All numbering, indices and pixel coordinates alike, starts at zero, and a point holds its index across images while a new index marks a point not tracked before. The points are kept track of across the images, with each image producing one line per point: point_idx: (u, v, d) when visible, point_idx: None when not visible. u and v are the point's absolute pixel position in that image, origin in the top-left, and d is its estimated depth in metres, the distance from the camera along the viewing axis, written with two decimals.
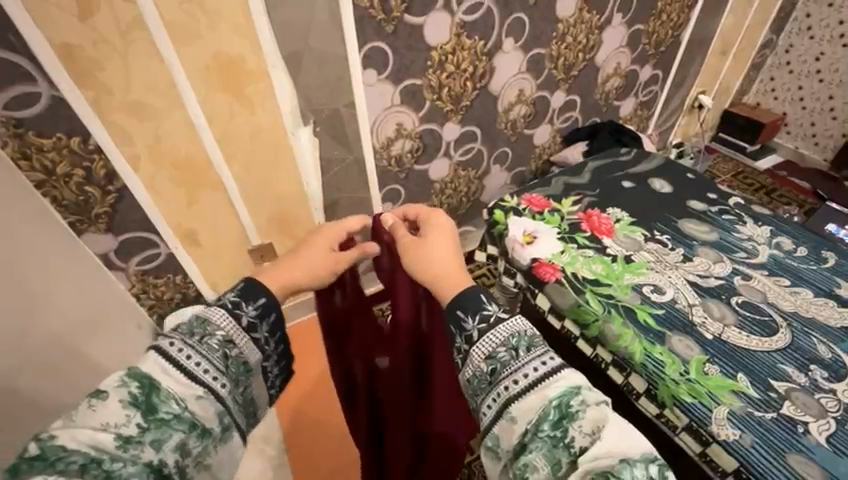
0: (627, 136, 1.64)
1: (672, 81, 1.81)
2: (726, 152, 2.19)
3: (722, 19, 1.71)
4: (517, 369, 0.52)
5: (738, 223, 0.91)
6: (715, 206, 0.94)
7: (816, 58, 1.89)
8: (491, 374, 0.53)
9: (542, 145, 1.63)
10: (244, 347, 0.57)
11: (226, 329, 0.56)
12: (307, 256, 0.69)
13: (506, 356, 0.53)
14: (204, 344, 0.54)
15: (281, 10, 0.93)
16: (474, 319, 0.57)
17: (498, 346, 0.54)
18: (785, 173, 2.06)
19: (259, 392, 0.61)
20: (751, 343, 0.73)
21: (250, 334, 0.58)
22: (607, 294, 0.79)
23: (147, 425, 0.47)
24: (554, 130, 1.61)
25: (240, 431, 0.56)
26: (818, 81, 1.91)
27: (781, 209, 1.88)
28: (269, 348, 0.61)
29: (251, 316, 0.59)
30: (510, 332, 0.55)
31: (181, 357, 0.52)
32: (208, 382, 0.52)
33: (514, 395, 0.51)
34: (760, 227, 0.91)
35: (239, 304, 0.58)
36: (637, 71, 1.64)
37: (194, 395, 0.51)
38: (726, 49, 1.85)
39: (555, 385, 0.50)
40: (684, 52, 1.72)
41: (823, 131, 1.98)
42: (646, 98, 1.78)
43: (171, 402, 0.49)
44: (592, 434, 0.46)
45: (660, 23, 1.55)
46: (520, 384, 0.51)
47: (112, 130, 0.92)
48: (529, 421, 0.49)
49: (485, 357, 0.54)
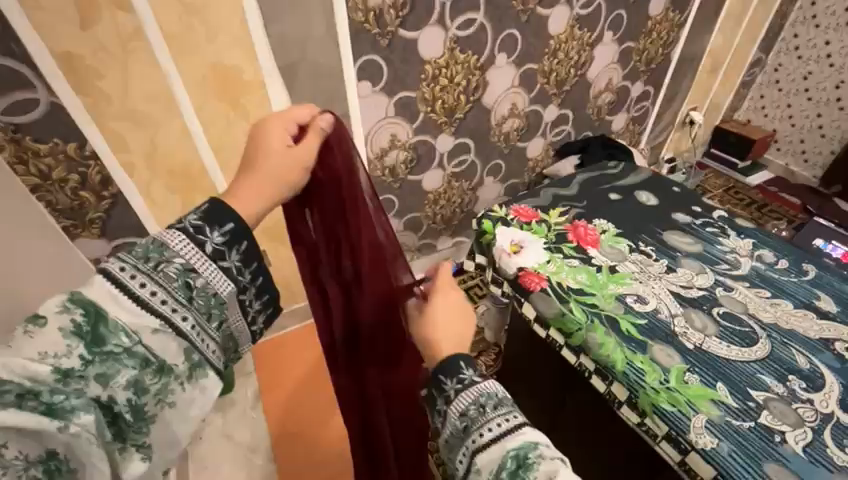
0: (620, 151, 1.67)
1: (664, 97, 1.84)
2: (715, 167, 2.23)
3: (711, 37, 1.75)
4: (482, 427, 0.53)
5: (721, 236, 0.93)
6: (699, 219, 0.96)
7: (804, 77, 1.94)
8: (461, 430, 0.55)
9: (535, 158, 1.65)
10: (211, 277, 0.52)
11: (186, 256, 0.51)
12: (270, 156, 0.60)
13: (474, 413, 0.54)
14: (160, 272, 0.50)
15: (278, 22, 0.96)
16: (452, 380, 0.57)
17: (469, 404, 0.55)
18: (775, 189, 2.09)
19: (238, 326, 0.56)
20: (731, 353, 0.74)
21: (217, 263, 0.53)
22: (590, 304, 0.79)
23: (91, 357, 0.44)
24: (547, 143, 1.64)
25: (217, 370, 0.52)
26: (807, 99, 1.96)
27: (769, 224, 1.91)
28: (243, 279, 0.55)
29: (217, 243, 0.53)
30: (482, 391, 0.56)
31: (134, 285, 0.48)
32: (167, 313, 0.49)
33: (480, 449, 0.52)
34: (743, 240, 0.92)
35: (202, 229, 0.53)
36: (628, 87, 1.67)
37: (149, 329, 0.48)
38: (716, 67, 1.89)
39: (516, 439, 0.51)
40: (675, 69, 1.76)
41: (813, 148, 2.02)
42: (638, 113, 1.81)
43: (121, 334, 0.46)
44: None
45: (650, 42, 1.58)
46: (483, 440, 0.52)
47: (111, 139, 0.94)
48: (490, 475, 0.50)
49: (458, 415, 0.55)
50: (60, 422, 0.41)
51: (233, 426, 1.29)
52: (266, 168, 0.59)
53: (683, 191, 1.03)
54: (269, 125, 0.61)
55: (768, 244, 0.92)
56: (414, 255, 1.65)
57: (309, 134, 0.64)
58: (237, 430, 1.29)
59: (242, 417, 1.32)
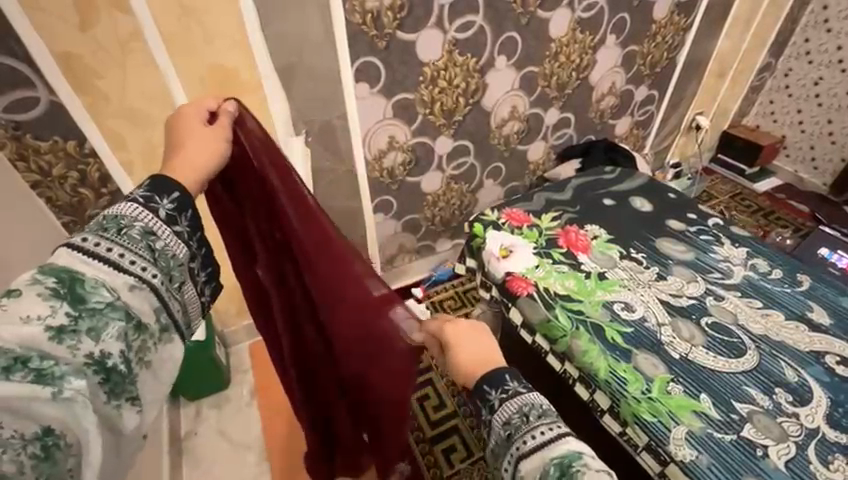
0: (623, 155, 1.65)
1: (669, 101, 1.82)
2: (724, 173, 2.18)
3: (718, 41, 1.73)
4: (526, 433, 0.55)
5: (715, 244, 0.91)
6: (694, 227, 0.94)
7: (815, 82, 1.90)
8: (507, 438, 0.56)
9: (536, 162, 1.64)
10: (168, 240, 0.52)
11: (143, 221, 0.51)
12: (191, 143, 0.59)
13: (518, 421, 0.56)
14: (124, 235, 0.49)
15: (276, 24, 0.96)
16: (496, 390, 0.59)
17: (512, 413, 0.57)
18: (784, 196, 2.05)
19: (190, 298, 0.55)
20: (717, 364, 0.73)
21: (171, 226, 0.53)
22: (577, 310, 0.79)
23: (77, 314, 0.43)
24: (548, 147, 1.63)
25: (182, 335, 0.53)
26: (818, 104, 1.92)
27: (773, 232, 1.88)
28: (195, 246, 0.56)
29: (168, 209, 0.53)
30: (526, 401, 0.57)
31: (99, 250, 0.47)
32: (137, 272, 0.48)
33: (524, 453, 0.53)
34: (737, 248, 0.91)
35: (152, 198, 0.52)
36: (632, 91, 1.66)
37: (126, 285, 0.47)
38: (724, 71, 1.86)
39: (560, 447, 0.52)
40: (680, 73, 1.74)
41: (823, 155, 1.98)
42: (642, 117, 1.79)
43: (100, 291, 0.45)
44: None
45: (655, 46, 1.57)
46: (528, 445, 0.54)
47: (109, 137, 0.96)
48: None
49: (503, 424, 0.57)
50: (53, 388, 0.39)
51: (228, 422, 1.30)
52: (188, 152, 0.58)
53: (679, 198, 1.02)
54: (180, 114, 0.61)
55: (763, 254, 0.90)
56: (412, 257, 1.65)
57: (219, 118, 0.64)
58: (231, 427, 1.30)
59: (237, 413, 1.33)
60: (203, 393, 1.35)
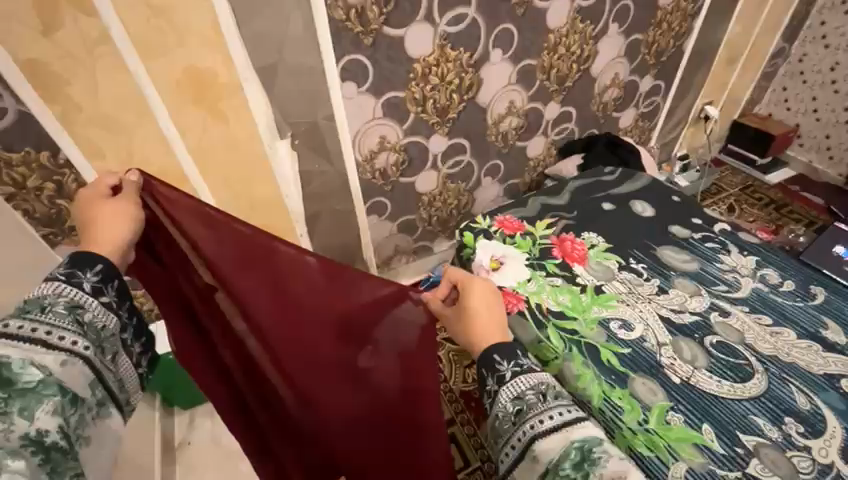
0: (627, 149, 1.58)
1: (676, 91, 1.73)
2: (735, 165, 2.10)
3: (728, 27, 1.64)
4: (542, 412, 0.60)
5: (721, 252, 0.86)
6: (699, 233, 0.89)
7: (831, 68, 1.81)
8: (515, 415, 0.61)
9: (536, 158, 1.58)
10: (96, 311, 0.56)
11: (68, 296, 0.54)
12: (103, 218, 0.62)
13: (533, 399, 0.61)
14: (49, 312, 0.52)
15: (253, 22, 0.91)
16: (508, 362, 0.64)
17: (526, 390, 0.62)
18: (797, 188, 1.97)
19: (126, 371, 0.59)
20: (721, 389, 0.68)
21: (98, 298, 0.57)
22: (570, 330, 0.74)
23: (8, 395, 0.46)
24: (549, 142, 1.56)
25: (119, 407, 0.57)
26: (833, 91, 1.83)
27: (786, 227, 1.80)
28: (124, 315, 0.60)
29: (93, 282, 0.57)
30: (538, 380, 0.63)
31: (24, 332, 0.51)
32: (67, 346, 0.52)
33: (538, 433, 0.58)
34: (745, 257, 0.86)
35: (75, 273, 0.56)
36: (636, 82, 1.58)
37: (58, 361, 0.50)
38: (734, 59, 1.78)
39: (578, 430, 0.57)
40: (688, 62, 1.65)
41: (838, 144, 1.89)
42: (647, 109, 1.71)
43: (30, 369, 0.49)
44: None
45: (661, 33, 1.49)
46: (543, 425, 0.59)
47: (84, 145, 0.92)
48: (549, 461, 0.56)
49: (512, 399, 0.62)
50: None
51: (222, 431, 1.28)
52: (106, 225, 0.62)
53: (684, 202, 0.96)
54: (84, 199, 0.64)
55: (775, 264, 0.85)
56: (409, 258, 1.61)
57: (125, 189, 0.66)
58: (225, 435, 1.28)
59: None
60: (197, 401, 1.33)
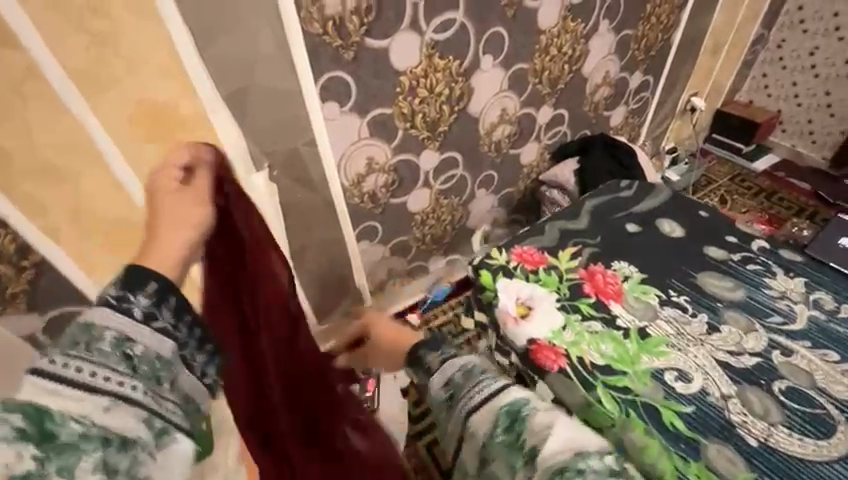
0: (623, 150, 1.53)
1: (664, 85, 1.69)
2: (722, 154, 2.05)
3: (713, 17, 1.60)
4: (468, 393, 0.71)
5: (767, 276, 0.88)
6: (738, 254, 0.92)
7: (810, 53, 1.81)
8: (451, 397, 0.72)
9: (530, 164, 1.50)
10: (149, 341, 0.44)
11: (116, 326, 0.43)
12: (163, 209, 0.53)
13: (458, 380, 0.72)
14: (93, 351, 0.41)
15: (217, 42, 0.79)
16: (435, 354, 0.77)
17: (453, 372, 0.73)
18: (783, 173, 1.96)
19: (194, 388, 0.46)
20: (804, 450, 0.69)
21: (151, 324, 0.45)
22: (622, 389, 0.76)
23: (45, 454, 0.36)
24: (542, 147, 1.48)
25: (187, 433, 0.44)
26: (814, 76, 1.84)
27: (785, 218, 1.79)
28: (182, 335, 0.47)
29: (146, 306, 0.45)
30: (465, 363, 0.74)
31: (67, 372, 0.40)
32: (114, 388, 0.41)
33: (471, 412, 0.70)
34: (793, 279, 0.88)
35: (126, 295, 0.44)
36: (626, 79, 1.52)
37: (100, 407, 0.39)
38: (718, 48, 1.74)
39: (505, 397, 0.69)
40: (675, 55, 1.61)
41: (821, 129, 1.90)
42: (637, 105, 1.66)
43: (71, 422, 0.38)
44: (540, 433, 0.64)
45: (649, 27, 1.43)
46: (474, 400, 0.70)
47: (21, 202, 0.75)
48: (484, 433, 0.68)
49: (443, 385, 0.73)
50: None
51: None
52: (166, 228, 0.51)
53: (710, 216, 1.00)
54: (151, 185, 0.55)
55: (827, 286, 0.86)
56: (404, 280, 1.50)
57: (199, 174, 0.59)
58: None
59: None
60: None
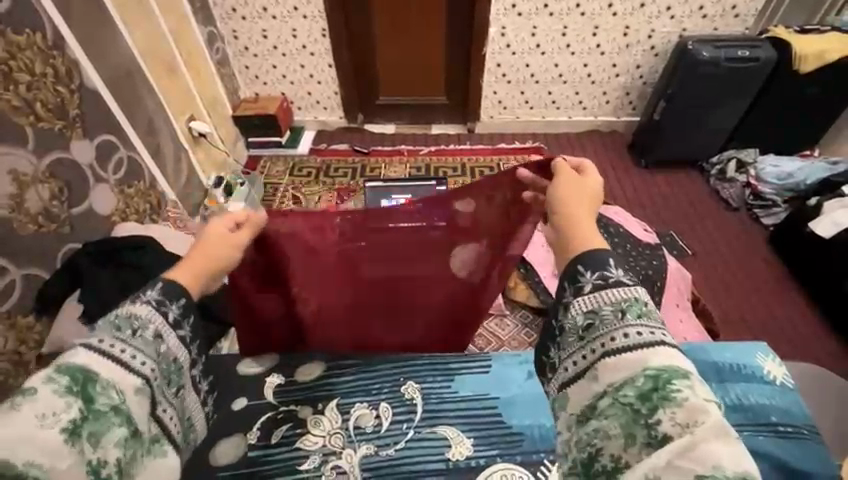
0: (150, 250, 1.02)
1: (139, 131, 1.30)
2: (268, 153, 1.98)
3: (127, 39, 1.26)
4: (618, 330, 0.46)
5: (301, 429, 0.72)
6: (270, 427, 0.73)
7: (263, 36, 1.84)
8: (584, 332, 0.49)
9: (6, 355, 0.91)
10: (172, 344, 0.52)
11: (155, 322, 0.51)
12: (210, 242, 0.60)
13: (610, 315, 0.47)
14: (139, 337, 0.49)
15: None
16: (593, 274, 0.49)
17: (604, 305, 0.48)
18: (324, 144, 2.04)
19: (184, 361, 0.54)
20: None
21: (177, 331, 0.52)
22: None
23: (85, 417, 0.43)
24: (4, 319, 0.90)
25: (174, 446, 0.51)
26: (281, 55, 1.90)
27: (345, 186, 1.82)
28: (186, 330, 0.54)
29: (177, 314, 0.52)
30: (628, 300, 0.48)
31: (121, 354, 0.47)
32: (142, 371, 0.48)
33: (611, 350, 0.46)
34: (330, 408, 0.75)
35: (163, 302, 0.52)
36: (67, 158, 1.05)
37: (134, 386, 0.47)
38: (172, 65, 1.49)
39: (656, 357, 0.43)
40: (115, 97, 1.21)
41: (322, 96, 2.02)
42: (120, 172, 1.22)
43: (111, 393, 0.45)
44: (685, 427, 0.39)
45: (29, 88, 0.95)
46: (618, 342, 0.46)
47: None
48: (610, 383, 0.45)
49: (585, 312, 0.49)
50: None
51: None
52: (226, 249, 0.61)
53: None
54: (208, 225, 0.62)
55: (366, 389, 0.77)
56: None
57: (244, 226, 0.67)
58: None
59: None
60: None
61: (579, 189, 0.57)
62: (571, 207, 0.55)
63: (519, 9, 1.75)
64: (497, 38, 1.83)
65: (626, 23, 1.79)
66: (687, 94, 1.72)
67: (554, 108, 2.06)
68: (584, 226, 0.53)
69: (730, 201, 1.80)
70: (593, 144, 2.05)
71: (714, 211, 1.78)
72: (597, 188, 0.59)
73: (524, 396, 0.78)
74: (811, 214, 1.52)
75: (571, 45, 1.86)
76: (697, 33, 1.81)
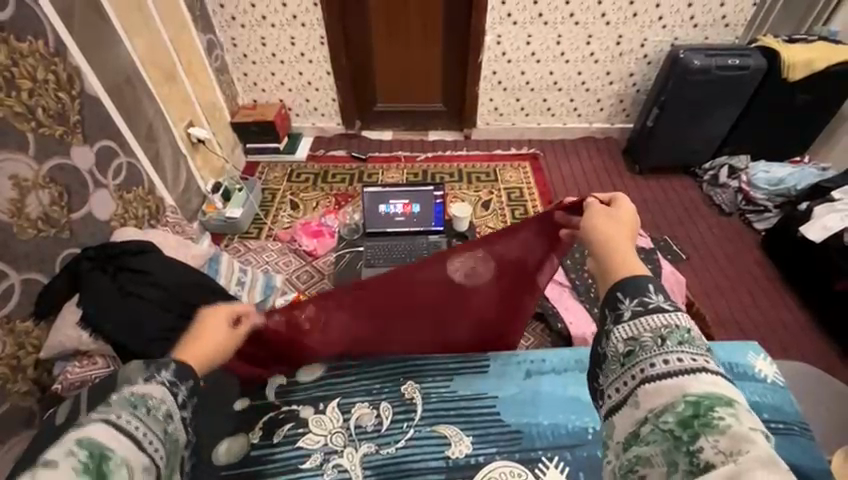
0: (153, 254, 1.03)
1: (139, 137, 1.31)
2: (267, 159, 1.99)
3: (127, 45, 1.28)
4: (661, 356, 0.41)
5: (302, 429, 0.75)
6: (273, 427, 0.76)
7: (262, 43, 1.86)
8: (623, 357, 0.44)
9: (4, 359, 0.91)
10: (177, 426, 0.52)
11: (169, 402, 0.51)
12: (214, 328, 0.62)
13: (650, 341, 0.43)
14: (152, 416, 0.49)
15: None
16: (631, 299, 0.46)
17: (644, 330, 0.44)
18: (323, 150, 2.05)
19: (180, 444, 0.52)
20: None
21: (183, 411, 0.53)
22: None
23: None
24: (3, 324, 0.90)
25: None
26: (280, 62, 1.92)
27: (343, 192, 1.84)
28: (188, 413, 0.54)
29: (186, 397, 0.53)
30: (668, 324, 0.43)
31: (131, 430, 0.46)
32: (149, 450, 0.47)
33: (651, 376, 0.41)
34: (331, 409, 0.78)
35: (178, 383, 0.53)
36: (68, 164, 1.05)
37: (144, 467, 0.45)
38: (172, 71, 1.50)
39: (697, 382, 0.38)
40: (116, 103, 1.22)
41: (320, 103, 2.05)
42: (120, 178, 1.22)
43: (124, 470, 0.43)
44: (732, 455, 0.32)
45: (30, 94, 0.96)
46: (659, 369, 0.41)
47: None
48: (650, 409, 0.39)
49: (626, 339, 0.45)
50: None
51: None
52: (220, 338, 0.62)
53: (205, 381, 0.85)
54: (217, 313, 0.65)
55: (363, 391, 0.80)
56: None
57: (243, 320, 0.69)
58: None
59: None
60: None
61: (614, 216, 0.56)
62: (609, 229, 0.53)
63: (514, 18, 1.78)
64: (493, 45, 1.86)
65: (619, 32, 1.83)
66: (680, 102, 1.75)
67: (550, 115, 2.09)
68: (626, 255, 0.50)
69: (723, 206, 1.82)
70: (588, 150, 2.08)
71: (708, 216, 1.81)
72: (633, 220, 0.56)
73: (522, 394, 0.80)
74: (803, 218, 1.54)
75: (566, 54, 1.89)
76: (689, 42, 1.85)
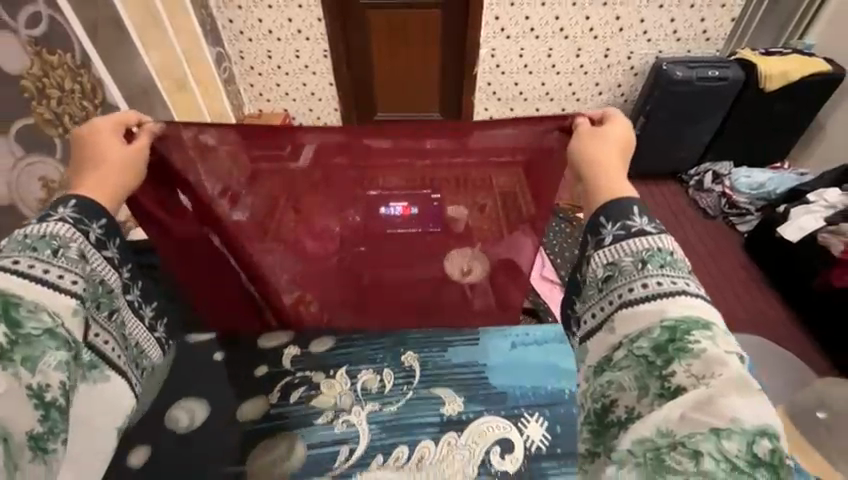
0: None
1: None
2: None
3: (145, 59, 1.37)
4: (638, 281, 0.51)
5: (314, 391, 0.83)
6: (287, 388, 0.84)
7: (268, 56, 1.96)
8: (603, 281, 0.55)
9: None
10: (98, 265, 0.57)
11: (78, 241, 0.54)
12: (110, 147, 0.60)
13: (630, 266, 0.53)
14: (61, 257, 0.52)
15: None
16: (612, 224, 0.55)
17: (624, 256, 0.54)
18: None
19: (109, 279, 0.59)
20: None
21: (101, 251, 0.58)
22: None
23: (14, 340, 0.44)
24: None
25: (120, 371, 0.58)
26: (284, 74, 2.02)
27: None
28: (109, 252, 0.59)
29: (98, 232, 0.57)
30: (647, 248, 0.53)
31: (37, 272, 0.50)
32: (69, 286, 0.51)
33: (629, 301, 0.51)
34: (338, 374, 0.85)
35: (82, 219, 0.55)
36: None
37: (67, 308, 0.50)
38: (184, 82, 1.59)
39: (673, 308, 0.48)
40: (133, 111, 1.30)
41: (323, 112, 2.14)
42: None
43: (39, 316, 0.47)
44: (701, 377, 0.43)
45: (58, 103, 1.04)
46: (635, 293, 0.51)
47: None
48: (627, 335, 0.50)
49: (605, 264, 0.55)
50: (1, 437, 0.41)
51: None
52: (126, 162, 0.61)
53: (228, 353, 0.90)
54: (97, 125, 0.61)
55: (369, 359, 0.87)
56: None
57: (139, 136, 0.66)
58: None
59: None
60: None
61: (606, 136, 0.63)
62: (598, 153, 0.62)
63: (507, 32, 1.89)
64: (487, 58, 1.96)
65: (606, 45, 1.93)
66: (665, 110, 1.85)
67: None
68: (612, 177, 0.59)
69: (707, 210, 1.91)
70: None
71: (692, 219, 1.90)
72: (627, 134, 0.63)
73: (512, 360, 0.87)
74: (780, 220, 1.63)
75: (556, 66, 1.99)
76: (673, 54, 1.95)
